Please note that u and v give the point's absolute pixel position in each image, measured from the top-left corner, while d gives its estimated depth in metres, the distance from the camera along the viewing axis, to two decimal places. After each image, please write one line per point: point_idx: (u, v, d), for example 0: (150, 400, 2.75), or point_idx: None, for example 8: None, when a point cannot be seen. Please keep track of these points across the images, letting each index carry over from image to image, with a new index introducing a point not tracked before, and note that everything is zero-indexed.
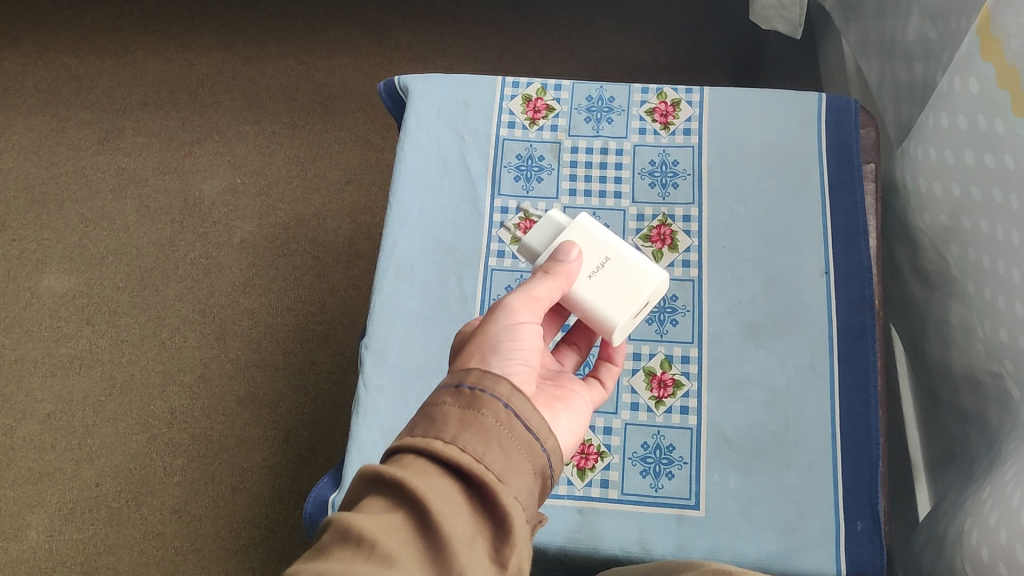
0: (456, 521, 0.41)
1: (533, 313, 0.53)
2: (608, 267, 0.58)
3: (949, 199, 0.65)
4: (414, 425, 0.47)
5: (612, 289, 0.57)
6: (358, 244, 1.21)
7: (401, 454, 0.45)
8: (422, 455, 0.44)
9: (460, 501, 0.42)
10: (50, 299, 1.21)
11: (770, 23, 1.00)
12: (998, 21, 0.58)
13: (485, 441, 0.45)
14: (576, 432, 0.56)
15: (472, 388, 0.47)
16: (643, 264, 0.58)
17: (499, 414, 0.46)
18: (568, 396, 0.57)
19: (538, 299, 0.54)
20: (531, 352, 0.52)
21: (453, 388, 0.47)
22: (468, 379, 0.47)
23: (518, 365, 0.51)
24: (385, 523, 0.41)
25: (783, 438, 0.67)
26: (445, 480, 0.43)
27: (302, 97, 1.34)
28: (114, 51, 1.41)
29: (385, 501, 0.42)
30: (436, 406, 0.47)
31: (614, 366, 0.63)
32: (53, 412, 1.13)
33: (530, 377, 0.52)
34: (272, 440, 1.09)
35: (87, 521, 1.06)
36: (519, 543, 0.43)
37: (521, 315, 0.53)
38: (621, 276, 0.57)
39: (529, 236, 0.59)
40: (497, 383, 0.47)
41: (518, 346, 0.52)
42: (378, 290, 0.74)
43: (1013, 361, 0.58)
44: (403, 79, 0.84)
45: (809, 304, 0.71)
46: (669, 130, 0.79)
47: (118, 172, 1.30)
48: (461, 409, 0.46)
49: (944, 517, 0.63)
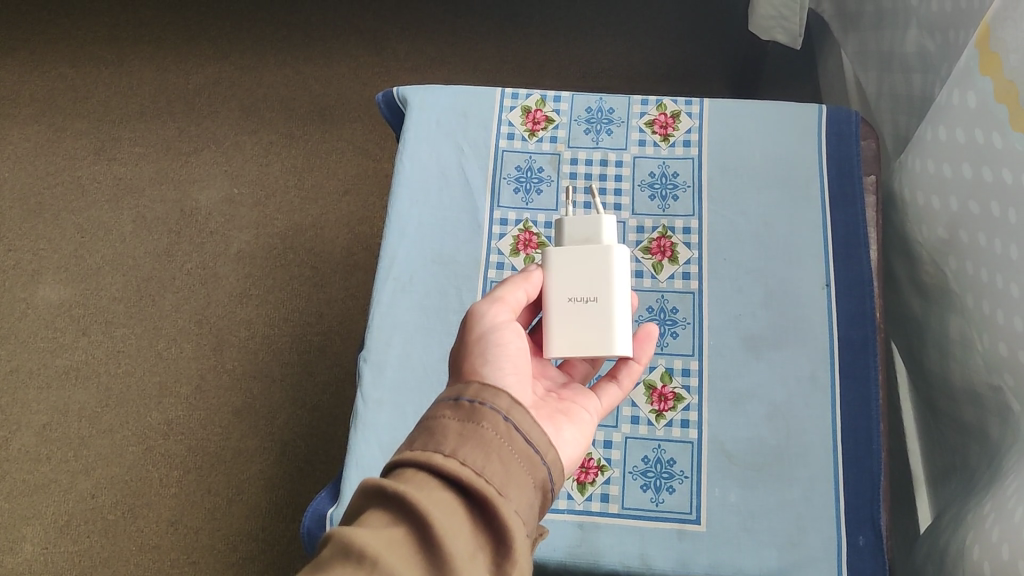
0: (458, 535, 0.41)
1: (507, 312, 0.54)
2: (592, 308, 0.56)
3: (947, 212, 0.65)
4: (413, 439, 0.46)
5: (577, 328, 0.56)
6: (356, 254, 1.21)
7: (401, 468, 0.44)
8: (422, 468, 0.44)
9: (461, 515, 0.42)
10: (46, 309, 1.20)
11: (770, 34, 1.00)
12: (996, 35, 0.58)
13: (486, 454, 0.44)
14: (580, 444, 0.55)
15: (472, 400, 0.46)
16: (621, 335, 0.55)
17: (499, 426, 0.46)
18: (571, 409, 0.57)
19: (504, 300, 0.55)
20: (518, 356, 0.52)
21: (452, 401, 0.47)
22: (467, 392, 0.47)
23: (510, 375, 0.51)
24: (386, 538, 0.40)
25: (784, 451, 0.66)
26: (445, 494, 0.42)
27: (300, 107, 1.33)
28: (110, 60, 1.40)
29: (386, 516, 0.41)
30: (435, 419, 0.47)
31: (636, 364, 0.61)
32: (48, 424, 1.12)
33: (524, 384, 0.52)
34: (269, 451, 1.08)
35: (82, 534, 1.05)
36: (521, 558, 0.42)
37: (496, 317, 0.54)
38: (591, 322, 0.56)
39: (572, 222, 0.58)
40: (497, 396, 0.47)
41: (505, 351, 0.52)
42: (378, 302, 0.74)
43: (1013, 375, 0.58)
44: (402, 90, 0.84)
45: (810, 317, 0.70)
46: (669, 142, 0.79)
47: (114, 183, 1.29)
48: (461, 421, 0.46)
49: (945, 531, 0.63)
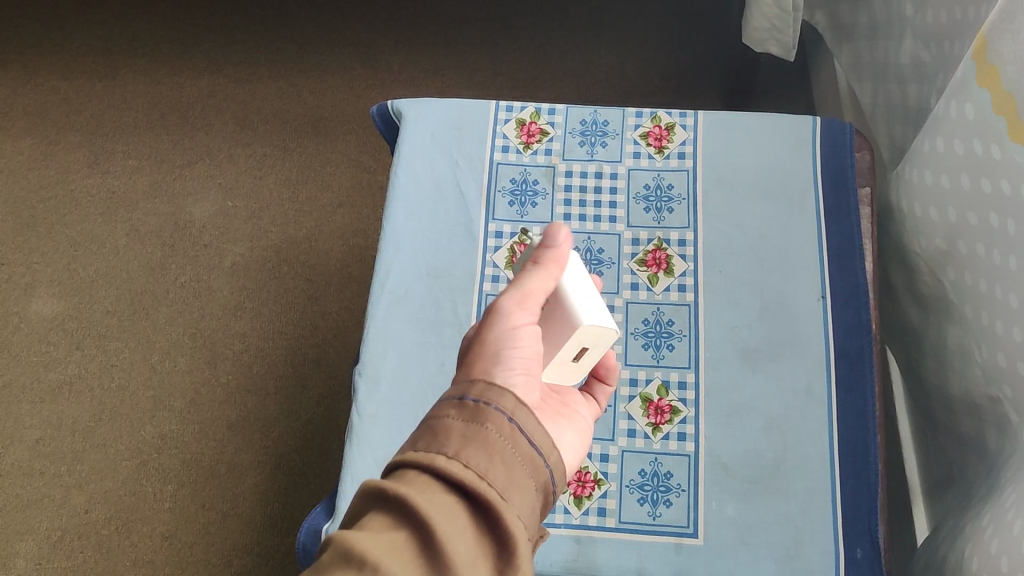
0: (459, 541, 0.40)
1: (530, 311, 0.52)
2: (547, 312, 0.54)
3: (945, 223, 0.65)
4: (416, 439, 0.45)
5: (546, 331, 0.54)
6: (351, 267, 1.20)
7: (403, 469, 0.44)
8: (424, 471, 0.43)
9: (462, 520, 0.41)
10: (38, 324, 1.19)
11: (764, 46, 1.00)
12: (993, 47, 0.57)
13: (489, 456, 0.44)
14: (577, 451, 0.56)
15: (477, 400, 0.45)
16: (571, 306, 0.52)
17: (503, 428, 0.45)
18: (569, 411, 0.57)
19: (532, 295, 0.52)
20: (532, 360, 0.51)
21: (457, 400, 0.46)
22: (472, 391, 0.46)
23: (519, 376, 0.50)
24: (388, 543, 0.40)
25: (781, 464, 0.66)
26: (448, 497, 0.42)
27: (294, 119, 1.33)
28: (103, 73, 1.40)
29: (388, 520, 0.41)
30: (439, 418, 0.46)
31: (607, 387, 0.63)
32: (41, 438, 1.11)
33: (531, 387, 0.51)
34: (263, 465, 1.08)
35: (76, 549, 1.04)
36: (523, 564, 0.42)
37: (518, 317, 0.51)
38: (555, 316, 0.53)
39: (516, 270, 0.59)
40: (502, 396, 0.46)
41: (519, 354, 0.50)
42: (372, 316, 0.73)
43: (1012, 388, 0.58)
44: (396, 103, 0.84)
45: (807, 329, 0.70)
46: (664, 154, 0.79)
47: (107, 196, 1.29)
48: (465, 422, 0.45)
49: (943, 543, 0.63)
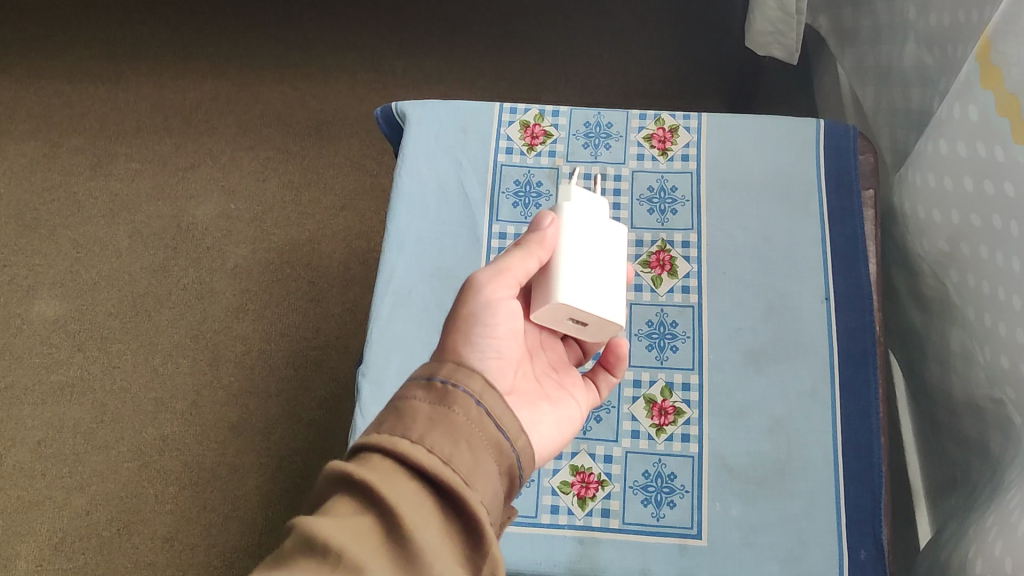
0: (425, 528, 0.40)
1: (509, 287, 0.52)
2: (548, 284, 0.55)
3: (948, 225, 0.65)
4: (381, 421, 0.45)
5: None
6: (353, 269, 1.21)
7: (366, 452, 0.43)
8: (388, 455, 0.43)
9: (427, 506, 0.41)
10: (40, 325, 1.19)
11: (766, 49, 1.00)
12: (997, 49, 0.58)
13: (454, 440, 0.44)
14: (556, 439, 0.56)
15: (445, 382, 0.46)
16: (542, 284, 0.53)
17: (470, 412, 0.45)
18: (556, 398, 0.57)
19: (508, 272, 0.52)
20: (505, 340, 0.52)
21: (425, 382, 0.47)
22: (441, 372, 0.47)
23: (490, 359, 0.51)
24: (353, 530, 0.39)
25: (785, 466, 0.66)
26: (412, 484, 0.42)
27: (297, 123, 1.33)
28: (107, 77, 1.40)
29: (354, 506, 0.41)
30: (406, 400, 0.46)
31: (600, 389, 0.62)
32: (43, 440, 1.11)
33: (504, 371, 0.52)
34: (264, 468, 1.08)
35: (77, 551, 1.04)
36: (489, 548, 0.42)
37: (494, 292, 0.52)
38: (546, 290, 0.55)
39: None
40: (470, 378, 0.47)
41: (491, 336, 0.52)
42: (376, 316, 0.74)
43: (1016, 389, 0.58)
44: (399, 104, 0.84)
45: (811, 331, 0.70)
46: (667, 156, 0.79)
47: (111, 198, 1.29)
48: (431, 404, 0.45)
49: (947, 544, 0.63)
